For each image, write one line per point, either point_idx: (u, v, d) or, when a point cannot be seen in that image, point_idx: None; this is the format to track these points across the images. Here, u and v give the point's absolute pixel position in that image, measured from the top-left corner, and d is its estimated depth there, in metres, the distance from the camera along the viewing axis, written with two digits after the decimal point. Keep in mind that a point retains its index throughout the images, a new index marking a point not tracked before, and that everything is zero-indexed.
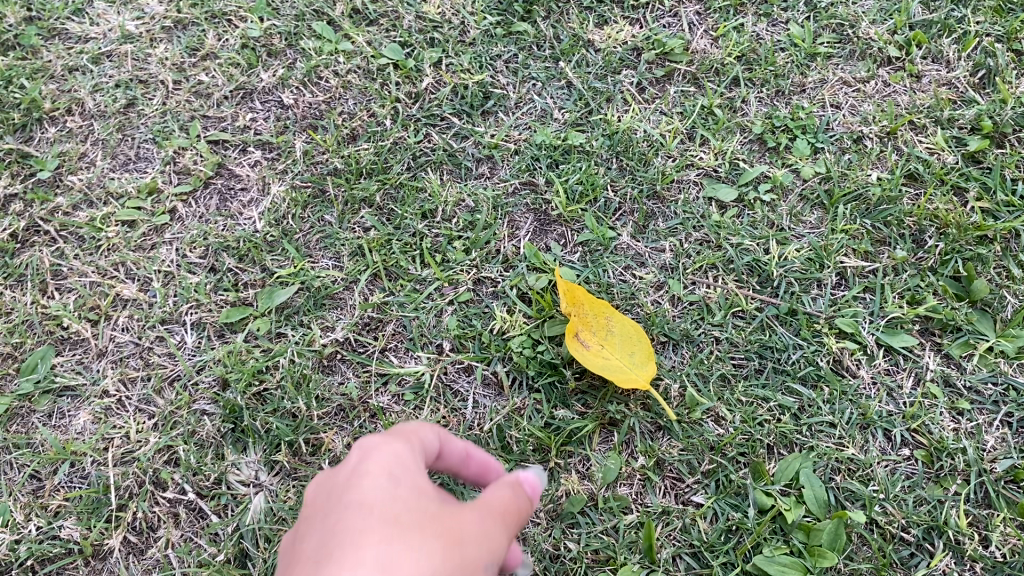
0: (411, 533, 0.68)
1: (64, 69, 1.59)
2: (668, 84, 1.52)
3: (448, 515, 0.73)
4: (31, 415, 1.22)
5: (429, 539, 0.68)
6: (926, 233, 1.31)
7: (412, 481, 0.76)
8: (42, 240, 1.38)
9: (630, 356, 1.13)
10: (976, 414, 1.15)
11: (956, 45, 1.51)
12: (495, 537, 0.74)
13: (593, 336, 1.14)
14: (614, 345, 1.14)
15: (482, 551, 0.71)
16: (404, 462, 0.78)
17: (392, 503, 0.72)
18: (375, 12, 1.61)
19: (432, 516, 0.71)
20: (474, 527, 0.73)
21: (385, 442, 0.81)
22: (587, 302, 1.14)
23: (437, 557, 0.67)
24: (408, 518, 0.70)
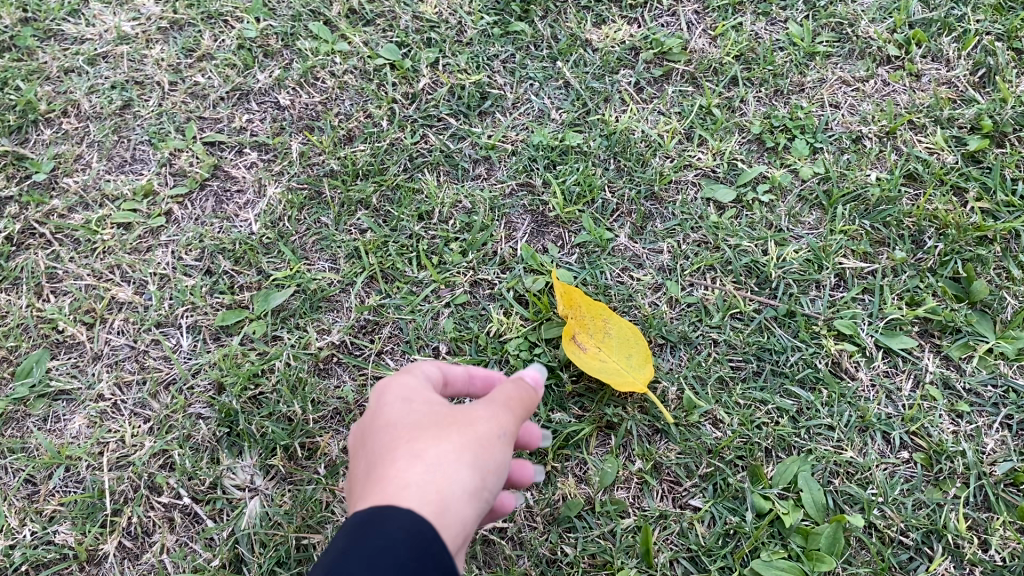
0: (430, 437, 0.82)
1: (60, 71, 1.58)
2: (666, 84, 1.52)
3: (460, 413, 0.86)
4: (26, 419, 1.21)
5: (445, 437, 0.82)
6: (925, 233, 1.30)
7: (424, 400, 0.90)
8: (37, 243, 1.38)
9: (628, 359, 1.13)
10: (976, 417, 1.14)
11: (956, 44, 1.50)
12: (505, 416, 0.86)
13: (591, 338, 1.13)
14: (612, 347, 1.13)
15: (495, 430, 0.84)
16: (414, 389, 0.92)
17: (410, 421, 0.86)
18: (372, 12, 1.60)
19: (445, 419, 0.85)
20: (483, 414, 0.86)
21: (395, 378, 0.94)
22: (584, 304, 1.13)
23: (455, 448, 0.80)
24: (425, 427, 0.84)
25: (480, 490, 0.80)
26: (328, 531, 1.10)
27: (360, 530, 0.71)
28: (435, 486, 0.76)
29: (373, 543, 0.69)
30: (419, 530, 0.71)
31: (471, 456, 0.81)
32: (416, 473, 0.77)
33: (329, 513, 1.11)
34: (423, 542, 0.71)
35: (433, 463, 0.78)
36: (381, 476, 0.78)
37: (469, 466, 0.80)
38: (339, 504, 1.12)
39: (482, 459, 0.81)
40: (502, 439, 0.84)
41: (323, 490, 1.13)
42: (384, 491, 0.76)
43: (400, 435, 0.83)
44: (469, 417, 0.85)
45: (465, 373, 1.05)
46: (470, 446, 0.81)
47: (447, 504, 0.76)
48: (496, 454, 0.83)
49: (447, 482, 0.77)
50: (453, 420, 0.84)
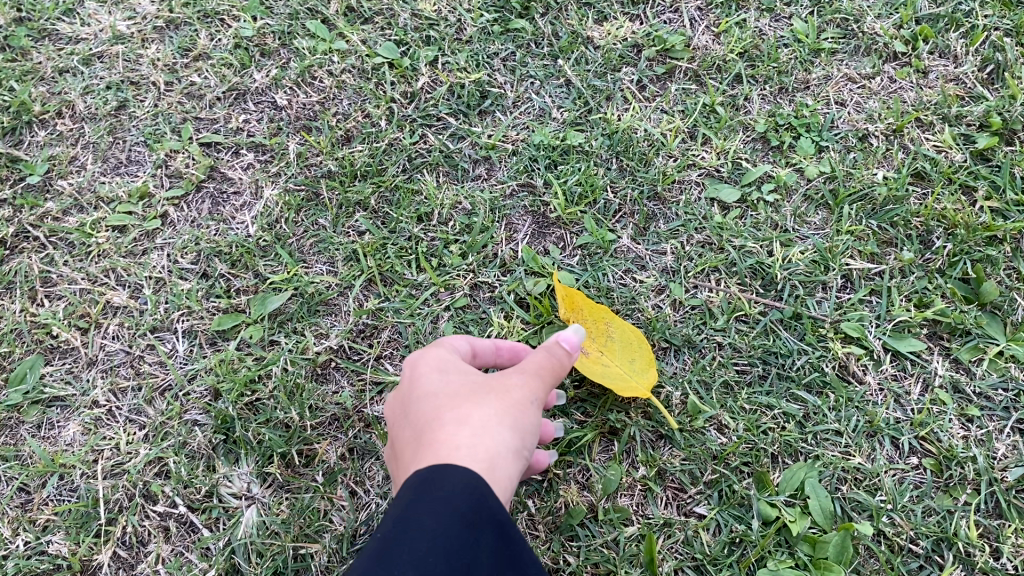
0: (470, 402, 0.86)
1: (54, 71, 1.56)
2: (669, 82, 1.49)
3: (495, 379, 0.90)
4: (20, 426, 1.19)
5: (485, 401, 0.86)
6: (934, 233, 1.27)
7: (457, 369, 0.93)
8: (31, 246, 1.36)
9: (631, 362, 1.11)
10: (986, 421, 1.12)
11: (964, 40, 1.48)
12: (537, 380, 0.91)
13: (593, 342, 1.11)
14: (614, 351, 1.11)
15: (529, 393, 0.89)
16: (446, 360, 0.95)
17: (448, 388, 0.89)
18: (370, 10, 1.58)
19: (482, 384, 0.89)
20: (516, 378, 0.90)
21: (426, 353, 0.97)
22: (586, 308, 1.10)
23: (495, 411, 0.85)
24: (465, 392, 0.88)
25: (520, 449, 0.85)
26: (325, 540, 1.08)
27: (421, 489, 0.76)
28: (481, 447, 0.81)
29: (434, 500, 0.75)
30: (475, 487, 0.76)
31: (511, 418, 0.85)
32: (464, 435, 0.82)
33: (327, 522, 1.10)
34: (479, 497, 0.76)
35: (477, 426, 0.83)
36: (429, 441, 0.83)
37: (509, 428, 0.85)
38: (337, 512, 1.10)
39: (521, 421, 0.86)
40: (536, 401, 0.89)
41: (321, 499, 1.11)
42: (435, 453, 0.81)
43: (441, 401, 0.87)
44: (504, 383, 0.89)
45: (492, 345, 1.07)
46: (509, 408, 0.86)
47: (495, 463, 0.81)
48: (532, 415, 0.88)
49: (492, 443, 0.82)
50: (490, 386, 0.88)
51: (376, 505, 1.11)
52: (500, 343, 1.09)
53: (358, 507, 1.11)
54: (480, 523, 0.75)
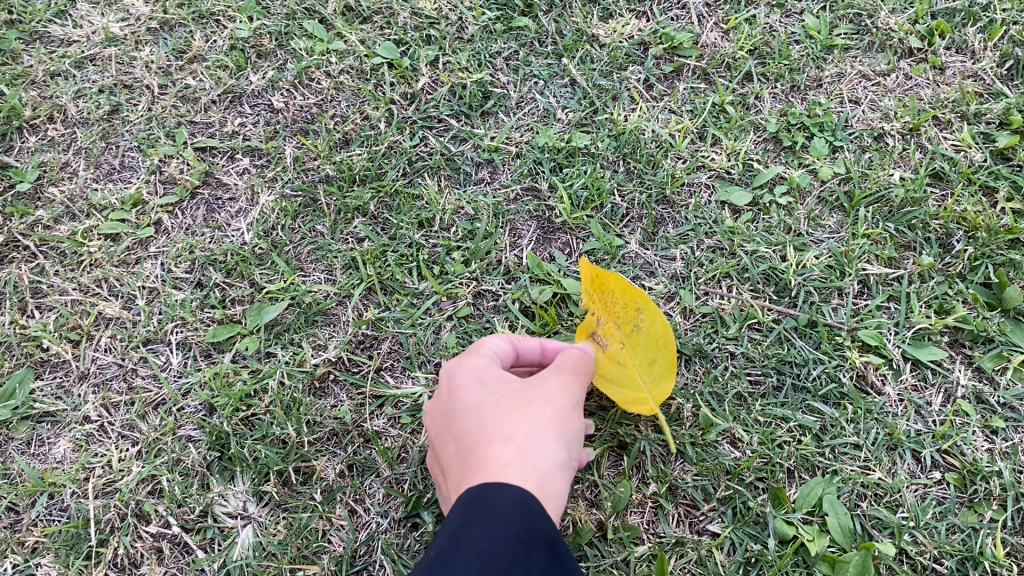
0: (512, 416, 0.83)
1: (46, 75, 1.52)
2: (677, 81, 1.45)
3: (535, 388, 0.87)
4: (9, 443, 1.16)
5: (529, 413, 0.83)
6: (953, 237, 1.23)
7: (497, 377, 0.90)
8: (21, 255, 1.32)
9: (651, 361, 1.04)
10: (1012, 433, 1.08)
11: (982, 34, 1.43)
12: (573, 385, 0.89)
13: (617, 331, 1.04)
14: (637, 345, 1.04)
15: (568, 401, 0.87)
16: (483, 367, 0.91)
17: (488, 401, 0.86)
18: (368, 9, 1.54)
19: (520, 395, 0.86)
20: (554, 386, 0.87)
21: (463, 360, 0.93)
22: (616, 291, 1.03)
23: (539, 424, 0.82)
24: (507, 404, 0.85)
25: (568, 459, 0.83)
26: (324, 562, 1.04)
27: (471, 509, 0.74)
28: (529, 465, 0.79)
29: (488, 520, 0.73)
30: (528, 507, 0.75)
31: (554, 430, 0.83)
32: (510, 451, 0.80)
33: (326, 542, 1.06)
34: (532, 516, 0.74)
35: (522, 442, 0.80)
36: (475, 461, 0.80)
37: (554, 441, 0.82)
38: (336, 532, 1.06)
39: (565, 432, 0.84)
40: (575, 411, 0.87)
41: (319, 518, 1.07)
42: (483, 472, 0.78)
43: (483, 416, 0.84)
44: (544, 392, 0.86)
45: (538, 347, 1.02)
46: (552, 421, 0.84)
47: (545, 480, 0.79)
48: (573, 425, 0.86)
49: (539, 460, 0.80)
50: (530, 396, 0.86)
51: (376, 524, 1.07)
52: (550, 346, 1.02)
53: (358, 527, 1.07)
54: (534, 540, 0.74)
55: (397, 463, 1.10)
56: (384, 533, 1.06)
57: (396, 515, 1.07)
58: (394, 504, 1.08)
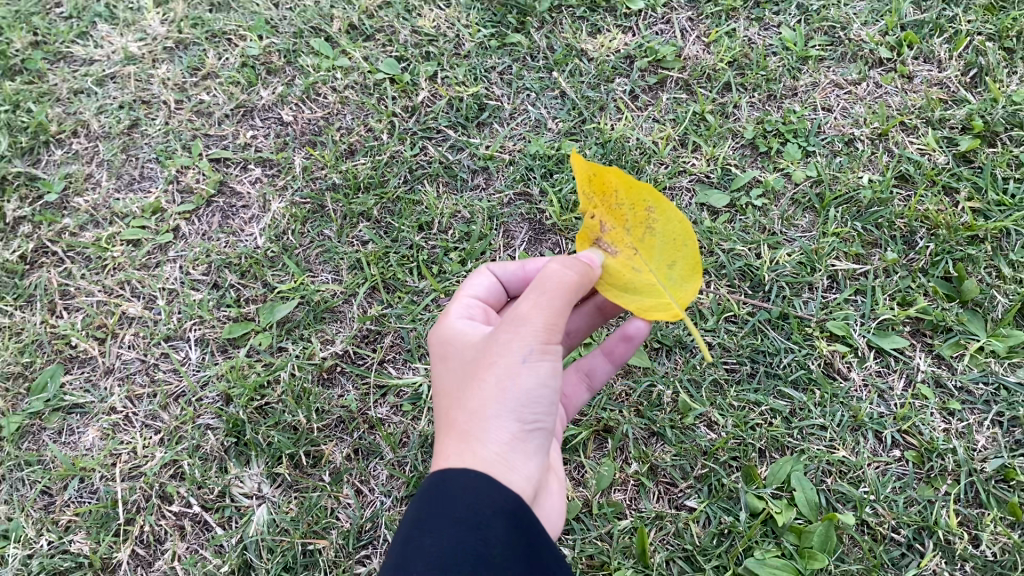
0: (462, 395, 0.86)
1: (69, 92, 1.62)
2: (660, 92, 1.54)
3: (487, 349, 0.87)
4: (42, 432, 1.27)
5: (473, 391, 0.85)
6: (917, 234, 1.31)
7: (464, 351, 0.92)
8: (50, 261, 1.42)
9: (668, 267, 0.95)
10: (968, 414, 1.16)
11: (947, 45, 1.52)
12: (525, 331, 0.85)
13: (628, 237, 0.95)
14: (652, 250, 0.95)
15: (513, 356, 0.84)
16: (456, 340, 0.95)
17: (452, 378, 0.90)
18: (371, 27, 1.64)
19: (475, 364, 0.88)
20: (503, 341, 0.86)
21: (444, 337, 0.97)
22: (622, 192, 0.94)
23: (479, 401, 0.84)
24: (463, 380, 0.88)
25: (522, 424, 0.84)
26: (332, 536, 1.14)
27: (422, 507, 0.79)
28: (470, 448, 0.82)
29: (430, 512, 0.78)
30: (467, 491, 0.78)
31: (499, 397, 0.83)
32: (454, 442, 0.84)
33: (334, 519, 1.15)
34: (474, 503, 0.77)
35: (463, 428, 0.84)
36: (437, 451, 0.86)
37: (498, 413, 0.83)
38: (343, 509, 1.16)
39: (509, 398, 0.83)
40: (527, 361, 0.84)
41: (328, 497, 1.17)
42: (437, 463, 0.84)
43: (446, 397, 0.89)
44: (492, 353, 0.86)
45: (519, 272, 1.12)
46: (494, 389, 0.84)
47: (487, 459, 0.82)
48: (523, 380, 0.84)
49: (479, 442, 0.82)
50: (479, 367, 0.86)
51: (380, 503, 1.17)
52: (527, 266, 1.13)
53: (364, 505, 1.17)
54: (480, 518, 0.76)
55: (400, 447, 1.20)
56: (387, 510, 1.16)
57: (399, 494, 1.17)
58: (396, 484, 1.17)
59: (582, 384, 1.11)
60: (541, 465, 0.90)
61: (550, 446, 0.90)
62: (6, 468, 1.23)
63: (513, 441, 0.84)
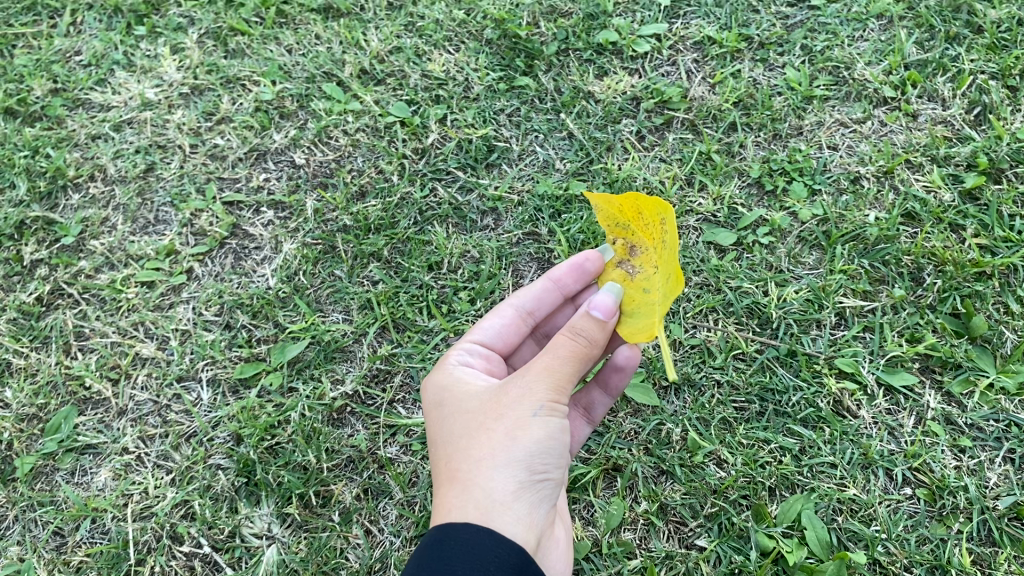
0: (466, 445, 0.87)
1: (87, 137, 1.65)
2: (667, 131, 1.55)
3: (496, 402, 0.88)
4: (55, 473, 1.28)
5: (480, 443, 0.86)
6: (924, 271, 1.32)
7: (465, 402, 0.93)
8: (65, 303, 1.44)
9: (668, 281, 0.95)
10: (979, 451, 1.17)
11: (951, 84, 1.53)
12: (536, 387, 0.86)
13: (652, 256, 0.98)
14: (663, 262, 0.96)
15: (524, 412, 0.85)
16: (453, 391, 0.96)
17: (454, 427, 0.91)
18: (382, 72, 1.67)
19: (482, 415, 0.89)
20: (514, 394, 0.87)
21: (441, 388, 0.98)
22: (643, 211, 0.99)
23: (485, 454, 0.85)
24: (467, 429, 0.89)
25: (528, 475, 0.85)
26: None
27: (423, 558, 0.79)
28: (473, 499, 0.83)
29: (434, 564, 0.78)
30: (472, 544, 0.79)
31: (507, 449, 0.84)
32: (456, 492, 0.84)
33: (343, 559, 1.16)
34: (480, 556, 0.78)
35: (466, 478, 0.85)
36: (437, 502, 0.86)
37: (504, 466, 0.84)
38: (352, 549, 1.17)
39: (516, 451, 0.84)
40: (538, 416, 0.86)
41: (337, 537, 1.18)
42: (438, 513, 0.85)
43: (448, 445, 0.90)
44: (502, 404, 0.87)
45: (546, 286, 1.12)
46: (503, 440, 0.85)
47: (491, 510, 0.82)
48: (533, 434, 0.85)
49: (484, 492, 0.83)
50: (485, 421, 0.88)
51: (389, 543, 1.18)
52: (554, 276, 1.12)
53: (373, 544, 1.18)
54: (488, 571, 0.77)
55: (409, 486, 1.21)
56: (397, 550, 1.17)
57: (408, 535, 1.18)
58: (405, 524, 1.19)
59: (581, 418, 1.14)
60: (548, 515, 0.90)
61: (558, 498, 0.91)
62: (20, 509, 1.25)
63: (521, 491, 0.85)
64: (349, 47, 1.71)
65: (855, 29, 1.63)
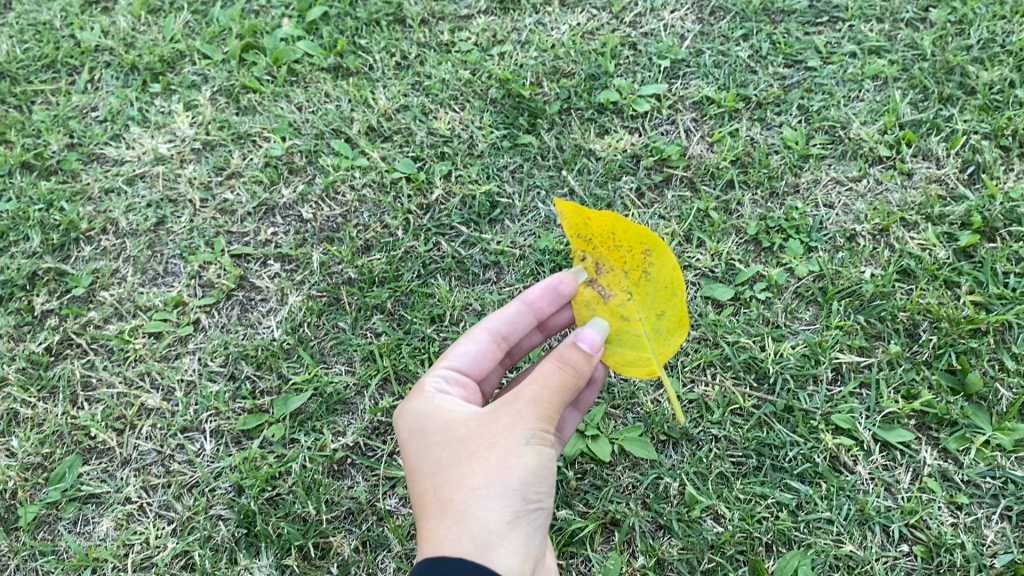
0: (454, 475, 0.90)
1: (100, 191, 1.70)
2: (666, 189, 1.59)
3: (483, 431, 0.92)
4: (58, 522, 1.30)
5: (470, 472, 0.89)
6: (920, 327, 1.33)
7: (446, 429, 0.96)
8: (74, 353, 1.47)
9: (657, 317, 1.06)
10: (976, 508, 1.18)
11: (945, 143, 1.56)
12: (526, 418, 0.90)
13: (624, 280, 1.05)
14: (646, 294, 1.06)
15: (515, 442, 0.89)
16: (432, 417, 0.99)
17: (438, 454, 0.94)
18: (389, 129, 1.72)
19: (468, 443, 0.92)
20: (503, 423, 0.91)
21: (417, 415, 1.00)
22: (619, 236, 1.04)
23: (476, 484, 0.88)
24: (453, 457, 0.92)
25: (521, 503, 0.89)
26: None
27: None
28: (467, 531, 0.86)
29: None
30: None
31: (500, 478, 0.88)
32: (448, 524, 0.87)
33: None
34: None
35: (458, 510, 0.88)
36: (427, 532, 0.89)
37: (495, 498, 0.88)
38: None
39: (508, 482, 0.88)
40: (528, 445, 0.90)
41: None
42: (429, 545, 0.87)
43: (433, 473, 0.92)
44: (492, 433, 0.90)
45: (521, 308, 1.14)
46: (496, 469, 0.88)
47: (486, 544, 0.86)
48: (526, 462, 0.89)
49: (478, 525, 0.87)
50: (472, 449, 0.91)
51: None
52: (528, 297, 1.13)
53: None
54: None
55: (408, 539, 1.23)
56: None
57: None
58: None
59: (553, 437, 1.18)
60: (540, 543, 0.95)
61: (547, 523, 0.95)
62: (22, 558, 1.26)
63: (514, 520, 0.89)
64: (357, 105, 1.76)
65: (850, 90, 1.67)
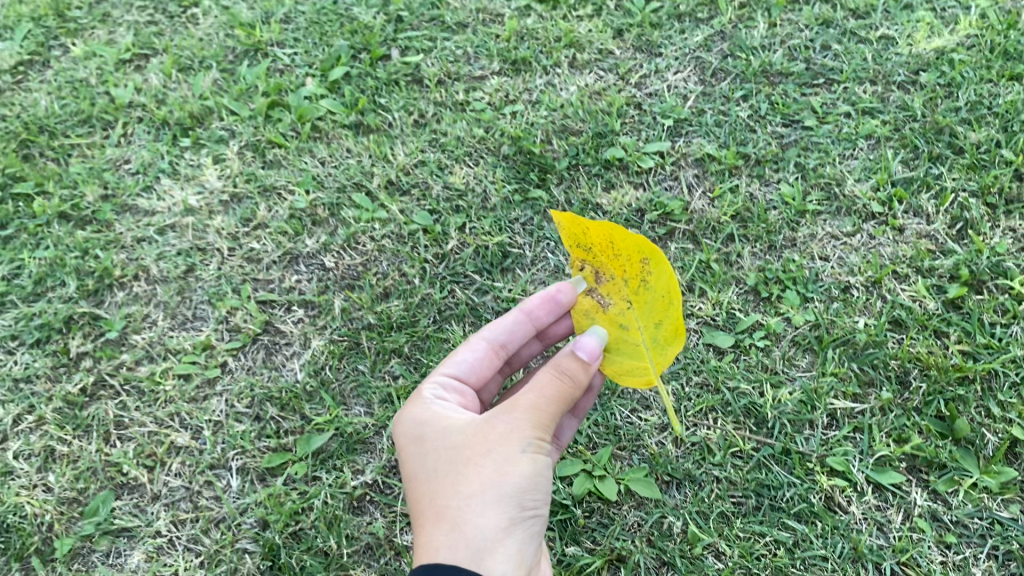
0: (452, 481, 0.98)
1: (133, 240, 1.79)
2: (669, 241, 1.67)
3: (480, 439, 0.99)
4: (92, 554, 1.37)
5: (467, 479, 0.97)
6: (910, 374, 1.40)
7: (444, 437, 1.04)
8: (107, 393, 1.55)
9: (654, 327, 1.12)
10: (964, 547, 1.25)
11: (934, 201, 1.65)
12: (523, 427, 0.98)
13: (623, 289, 1.12)
14: (644, 303, 1.12)
15: (511, 450, 0.97)
16: (432, 425, 1.06)
17: (437, 461, 1.01)
18: (407, 183, 1.81)
19: (466, 451, 0.99)
20: (500, 432, 0.98)
21: (418, 422, 1.08)
22: (618, 246, 1.11)
23: (473, 490, 0.96)
24: (451, 464, 0.99)
25: (516, 509, 0.97)
26: None
27: None
28: (463, 536, 0.94)
29: None
30: None
31: (495, 484, 0.96)
32: (445, 530, 0.95)
33: None
34: None
35: (454, 516, 0.95)
36: (425, 536, 0.97)
37: (490, 503, 0.95)
38: None
39: (504, 488, 0.96)
40: (524, 453, 0.97)
41: None
42: (428, 549, 0.95)
43: (432, 478, 1.00)
44: (489, 441, 0.98)
45: (519, 316, 1.25)
46: (493, 476, 0.96)
47: (481, 549, 0.94)
48: (522, 468, 0.97)
49: (474, 530, 0.94)
50: (469, 457, 0.98)
51: None
52: (527, 305, 1.25)
53: None
54: None
55: None
56: None
57: None
58: None
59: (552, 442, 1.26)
60: (536, 549, 1.02)
61: (544, 529, 1.03)
62: None
63: (510, 526, 0.96)
64: (377, 160, 1.86)
65: (844, 148, 1.76)
